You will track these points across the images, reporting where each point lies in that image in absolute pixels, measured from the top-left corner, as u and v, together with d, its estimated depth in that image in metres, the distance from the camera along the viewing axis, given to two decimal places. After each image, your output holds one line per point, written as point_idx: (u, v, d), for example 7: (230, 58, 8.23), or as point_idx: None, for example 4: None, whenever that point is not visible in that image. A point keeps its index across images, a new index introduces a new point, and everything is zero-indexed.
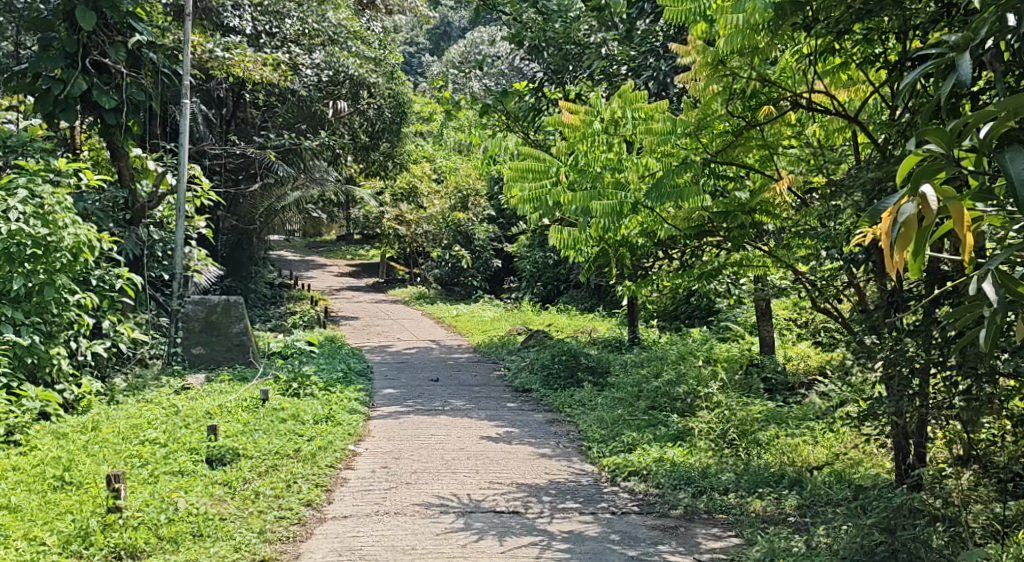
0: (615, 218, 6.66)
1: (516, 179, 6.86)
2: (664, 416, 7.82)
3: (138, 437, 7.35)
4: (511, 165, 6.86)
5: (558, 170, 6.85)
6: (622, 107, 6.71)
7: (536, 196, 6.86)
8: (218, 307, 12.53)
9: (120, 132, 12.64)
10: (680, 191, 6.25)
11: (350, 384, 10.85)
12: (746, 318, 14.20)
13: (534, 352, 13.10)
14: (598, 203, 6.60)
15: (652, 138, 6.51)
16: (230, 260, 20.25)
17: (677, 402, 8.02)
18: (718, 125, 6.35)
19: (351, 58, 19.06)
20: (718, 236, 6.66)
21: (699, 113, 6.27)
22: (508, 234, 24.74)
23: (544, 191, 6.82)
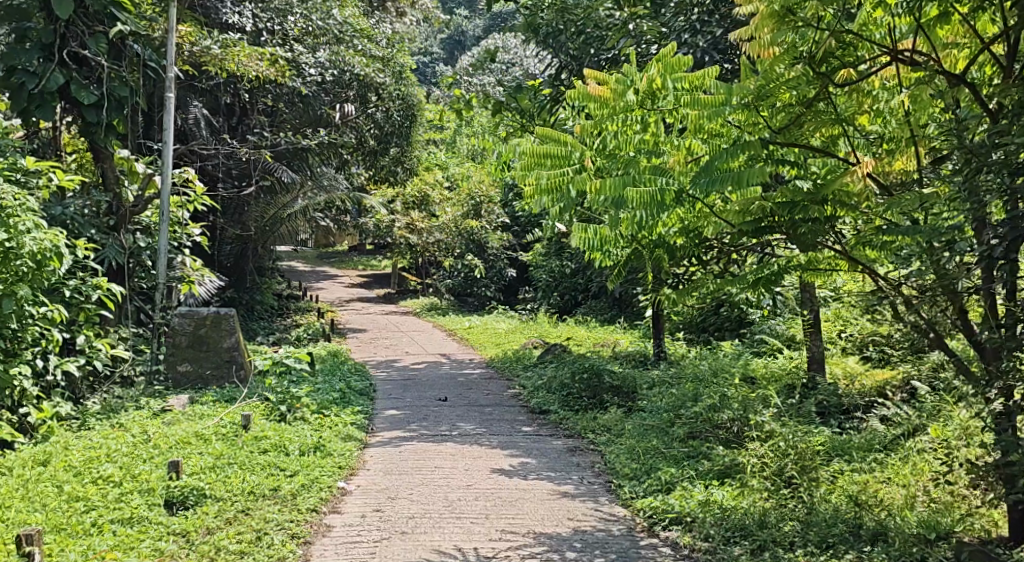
0: (656, 210, 5.66)
1: (534, 165, 6.38)
2: (707, 448, 6.75)
3: (91, 475, 6.30)
4: (528, 150, 6.40)
5: (582, 155, 6.32)
6: (662, 76, 6.00)
7: (556, 182, 6.17)
8: (207, 319, 11.35)
9: (102, 131, 11.53)
10: (736, 174, 5.30)
11: (349, 405, 9.77)
12: (783, 331, 13.10)
13: (552, 367, 12.05)
14: (634, 189, 5.62)
15: (702, 109, 5.67)
16: (235, 271, 19.07)
17: (721, 431, 6.94)
18: (782, 96, 5.41)
19: (357, 56, 18.07)
20: (779, 234, 5.56)
21: (760, 80, 5.38)
22: (524, 242, 23.69)
23: (565, 178, 6.14)
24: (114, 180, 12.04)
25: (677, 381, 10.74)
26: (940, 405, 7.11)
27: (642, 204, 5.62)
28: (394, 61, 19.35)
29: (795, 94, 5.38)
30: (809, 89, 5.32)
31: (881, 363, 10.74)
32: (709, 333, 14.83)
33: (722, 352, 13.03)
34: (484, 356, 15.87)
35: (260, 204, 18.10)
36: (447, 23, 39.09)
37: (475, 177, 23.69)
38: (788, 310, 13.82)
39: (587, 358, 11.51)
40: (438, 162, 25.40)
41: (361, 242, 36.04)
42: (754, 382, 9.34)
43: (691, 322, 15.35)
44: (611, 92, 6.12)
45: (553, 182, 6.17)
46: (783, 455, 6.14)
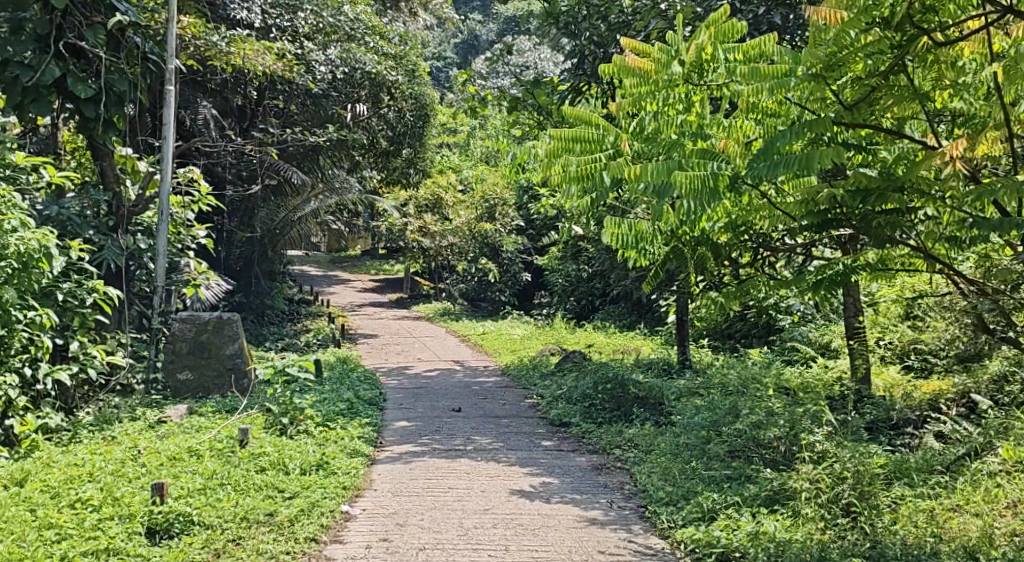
0: (710, 198, 5.14)
1: (562, 150, 5.79)
2: (754, 470, 6.17)
3: (68, 497, 5.70)
4: (555, 133, 5.81)
5: (616, 141, 5.72)
6: (713, 44, 5.49)
7: (589, 171, 5.61)
8: (209, 324, 10.71)
9: (101, 126, 10.88)
10: (804, 156, 4.76)
11: (354, 417, 9.10)
12: (815, 339, 12.50)
13: (572, 376, 11.45)
14: (680, 173, 5.08)
15: (760, 84, 5.18)
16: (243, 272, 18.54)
17: (769, 451, 6.35)
18: (856, 66, 5.06)
19: (368, 54, 17.49)
20: (847, 224, 5.28)
21: (831, 48, 4.99)
22: (539, 246, 23.09)
23: (599, 165, 5.58)
24: (115, 178, 11.45)
25: (707, 393, 10.09)
26: (1003, 421, 6.48)
27: (692, 192, 5.11)
28: (407, 59, 18.73)
29: (868, 64, 5.07)
30: (885, 59, 5.03)
31: (922, 374, 10.09)
32: (736, 341, 14.17)
33: (751, 361, 12.36)
34: (499, 363, 15.27)
35: (272, 206, 17.75)
36: (461, 26, 38.36)
37: (490, 179, 23.06)
38: (820, 317, 13.15)
39: (610, 367, 10.87)
40: (451, 165, 24.77)
41: (373, 247, 35.35)
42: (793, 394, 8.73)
43: (716, 329, 14.70)
44: (652, 67, 5.57)
45: (584, 169, 5.60)
46: (840, 480, 5.57)
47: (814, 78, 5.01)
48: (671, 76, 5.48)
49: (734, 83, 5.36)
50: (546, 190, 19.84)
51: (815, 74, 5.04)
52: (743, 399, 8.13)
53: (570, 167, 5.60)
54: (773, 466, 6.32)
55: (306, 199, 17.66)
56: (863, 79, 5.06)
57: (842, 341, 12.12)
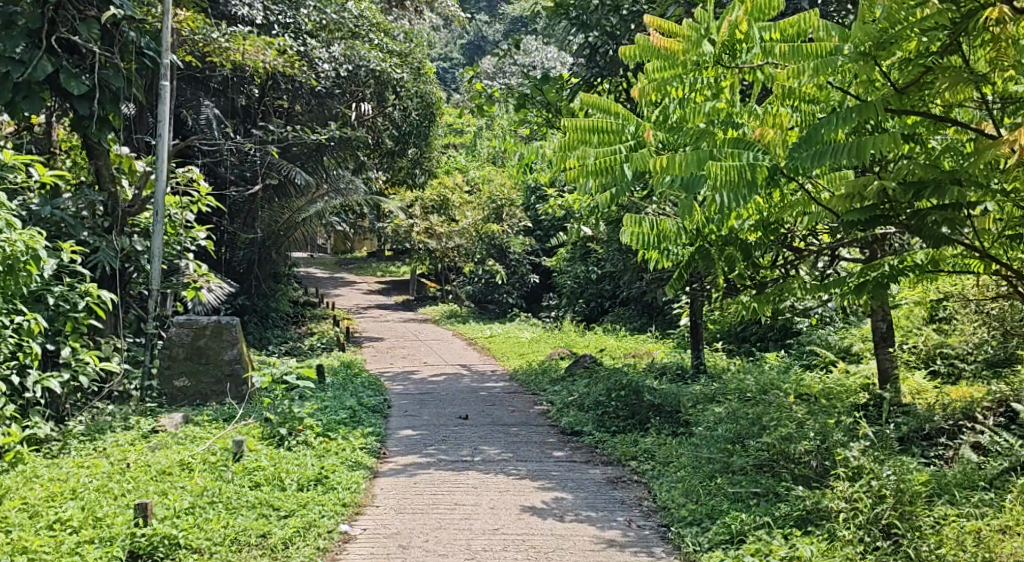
0: (747, 191, 5.25)
1: (582, 142, 5.99)
2: (787, 488, 5.86)
3: (48, 517, 5.40)
4: (573, 122, 5.98)
5: (638, 129, 5.91)
6: (747, 25, 5.62)
7: (613, 166, 5.82)
8: (207, 328, 10.35)
9: (95, 124, 10.44)
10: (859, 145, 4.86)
11: (358, 426, 8.69)
12: (834, 342, 12.11)
13: (584, 381, 11.07)
14: (715, 163, 5.22)
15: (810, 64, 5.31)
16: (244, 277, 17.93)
17: (802, 469, 6.03)
18: (910, 47, 5.07)
19: (373, 51, 17.10)
20: (894, 217, 5.43)
21: (885, 32, 5.02)
22: (548, 248, 22.70)
23: (619, 158, 5.81)
24: (110, 179, 11.02)
25: (725, 401, 9.67)
26: None
27: (729, 184, 5.25)
28: (413, 56, 18.32)
29: (923, 43, 5.06)
30: (942, 36, 5.00)
31: (949, 380, 9.68)
32: (753, 345, 13.75)
33: (769, 367, 11.95)
34: (507, 367, 14.87)
35: (277, 207, 17.27)
36: (466, 26, 37.88)
37: (497, 180, 22.66)
38: (839, 320, 12.75)
39: (623, 373, 10.45)
40: (458, 165, 24.36)
41: (379, 248, 34.90)
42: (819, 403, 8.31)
43: (731, 332, 14.29)
44: (680, 47, 5.70)
45: (601, 163, 5.83)
46: (879, 500, 5.35)
47: (866, 62, 5.02)
48: (702, 55, 5.65)
49: (769, 64, 5.47)
50: (555, 190, 19.43)
51: (864, 53, 5.09)
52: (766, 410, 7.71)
53: (588, 163, 5.83)
54: (805, 484, 5.96)
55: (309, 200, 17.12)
56: (917, 59, 5.03)
57: (863, 345, 11.70)
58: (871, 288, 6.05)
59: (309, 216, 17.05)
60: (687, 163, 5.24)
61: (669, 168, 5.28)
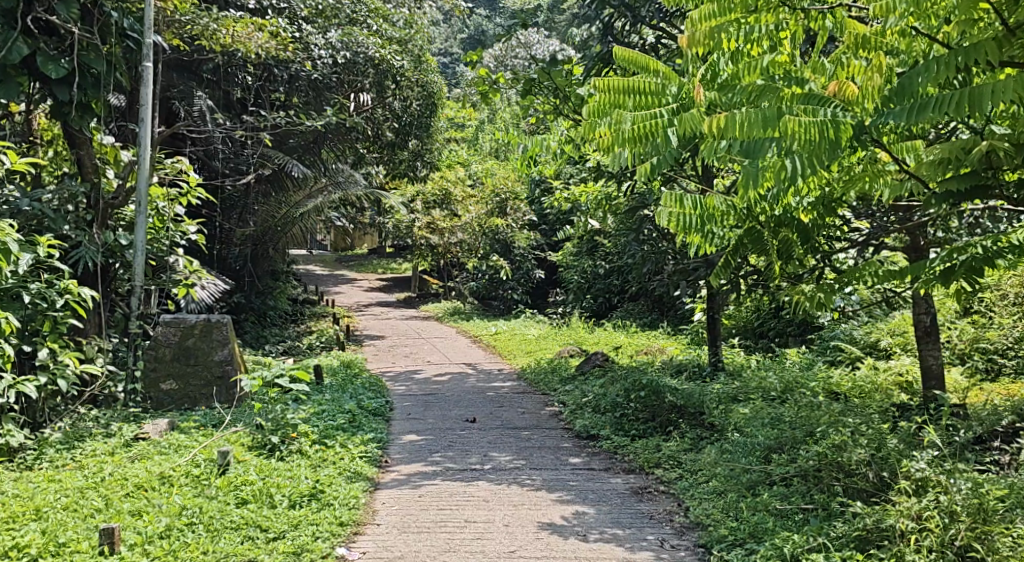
0: (831, 151, 4.85)
1: (616, 104, 5.59)
2: (840, 507, 5.54)
3: (4, 543, 4.90)
4: (605, 82, 5.55)
5: (678, 89, 5.49)
6: None
7: (655, 131, 5.28)
8: (196, 327, 9.74)
9: (75, 111, 9.82)
10: (965, 96, 4.47)
11: (356, 431, 8.08)
12: (858, 337, 11.52)
13: (597, 381, 10.47)
14: (791, 120, 4.80)
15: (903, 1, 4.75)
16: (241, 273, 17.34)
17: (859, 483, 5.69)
18: None
19: (371, 37, 16.45)
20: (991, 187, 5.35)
21: None
22: (554, 242, 22.09)
23: (662, 123, 5.30)
24: (93, 169, 10.40)
25: (751, 401, 9.06)
26: None
27: (805, 144, 4.83)
28: (413, 44, 17.69)
29: None
30: None
31: (989, 376, 9.10)
32: (772, 341, 13.13)
33: (791, 364, 11.33)
34: (514, 366, 14.25)
35: (274, 201, 16.69)
36: (464, 20, 37.17)
37: (499, 173, 22.01)
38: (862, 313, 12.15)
39: (640, 371, 9.82)
40: (460, 159, 23.71)
41: (379, 245, 34.26)
42: (856, 405, 7.77)
43: (747, 327, 13.67)
44: None
45: (640, 128, 5.29)
46: (954, 519, 5.05)
47: (968, 2, 4.59)
48: None
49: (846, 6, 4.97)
50: (561, 182, 18.80)
51: None
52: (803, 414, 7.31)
53: (626, 128, 5.28)
54: (863, 499, 5.62)
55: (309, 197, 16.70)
56: None
57: (892, 340, 11.07)
58: (961, 272, 5.82)
59: (307, 211, 16.51)
60: (752, 123, 4.86)
61: (732, 129, 4.90)
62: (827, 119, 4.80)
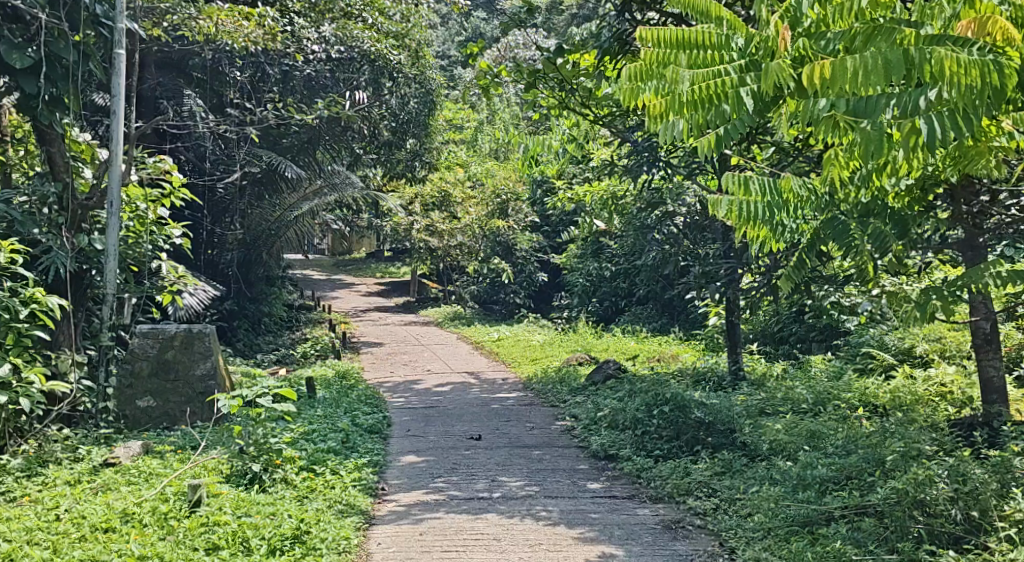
0: (989, 101, 4.17)
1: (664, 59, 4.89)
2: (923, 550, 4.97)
3: None
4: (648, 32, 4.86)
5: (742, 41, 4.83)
6: None
7: (725, 93, 4.64)
8: (176, 339, 9.00)
9: (44, 105, 9.01)
10: None
11: (351, 454, 7.30)
12: (889, 343, 10.76)
13: (611, 393, 9.70)
14: (942, 60, 4.11)
15: None
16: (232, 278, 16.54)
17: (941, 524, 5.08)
18: None
19: (365, 30, 15.70)
20: None
21: None
22: (557, 244, 21.30)
23: (730, 83, 4.63)
24: (66, 167, 9.50)
25: (784, 417, 8.27)
26: None
27: (961, 89, 4.13)
28: (410, 38, 16.92)
29: None
30: None
31: None
32: (795, 347, 12.32)
33: (820, 373, 10.53)
34: (520, 374, 13.43)
35: (267, 206, 16.00)
36: (461, 18, 36.27)
37: (500, 173, 21.22)
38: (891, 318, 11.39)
39: (660, 382, 9.05)
40: (460, 159, 22.89)
41: (378, 249, 33.44)
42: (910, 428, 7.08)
43: (766, 332, 12.87)
44: None
45: (700, 89, 4.67)
46: None
47: None
48: None
49: None
50: (564, 182, 18.03)
51: None
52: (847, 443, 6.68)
53: (685, 89, 4.65)
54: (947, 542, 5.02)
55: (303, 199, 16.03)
56: None
57: (927, 346, 10.28)
58: None
59: (302, 214, 15.92)
60: (870, 71, 4.16)
61: (841, 79, 4.21)
62: (985, 62, 4.07)
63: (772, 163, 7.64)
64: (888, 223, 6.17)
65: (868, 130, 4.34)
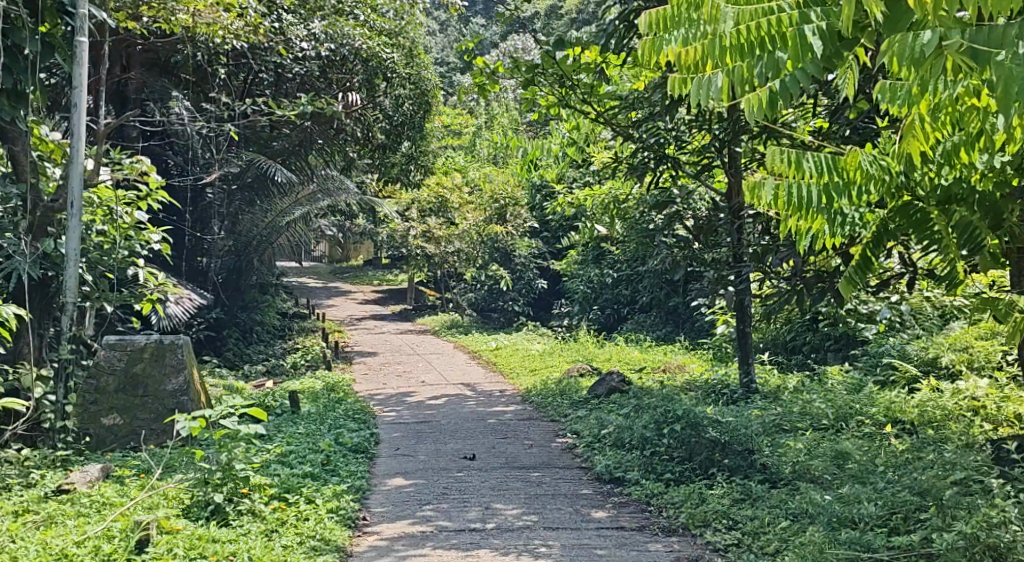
0: None
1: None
2: None
3: None
4: None
5: None
6: None
7: (782, 34, 4.03)
8: (146, 351, 8.35)
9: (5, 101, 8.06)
10: None
11: (331, 478, 6.64)
12: (911, 353, 10.11)
13: (617, 408, 9.03)
14: None
15: None
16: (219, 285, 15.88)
17: None
18: None
19: (357, 28, 15.07)
20: None
21: None
22: (557, 249, 20.62)
23: (788, 19, 4.02)
24: (31, 167, 8.69)
25: (807, 435, 7.60)
26: None
27: None
28: (404, 37, 16.25)
29: None
30: None
31: None
32: (810, 358, 11.65)
33: (838, 385, 9.86)
34: (518, 386, 12.75)
35: (258, 210, 15.24)
36: (460, 23, 35.56)
37: (498, 178, 20.57)
38: (913, 326, 10.73)
39: (670, 396, 8.39)
40: (458, 165, 22.22)
41: (376, 256, 32.75)
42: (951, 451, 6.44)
43: (778, 341, 12.21)
44: None
45: (745, 33, 4.07)
46: None
47: None
48: None
49: None
50: (564, 186, 17.37)
51: None
52: (887, 479, 6.06)
53: (731, 29, 4.04)
54: None
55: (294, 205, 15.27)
56: None
57: (954, 357, 9.60)
58: None
59: (292, 221, 15.16)
60: None
61: None
62: None
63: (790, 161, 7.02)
64: (977, 211, 5.07)
65: (1006, 65, 3.51)
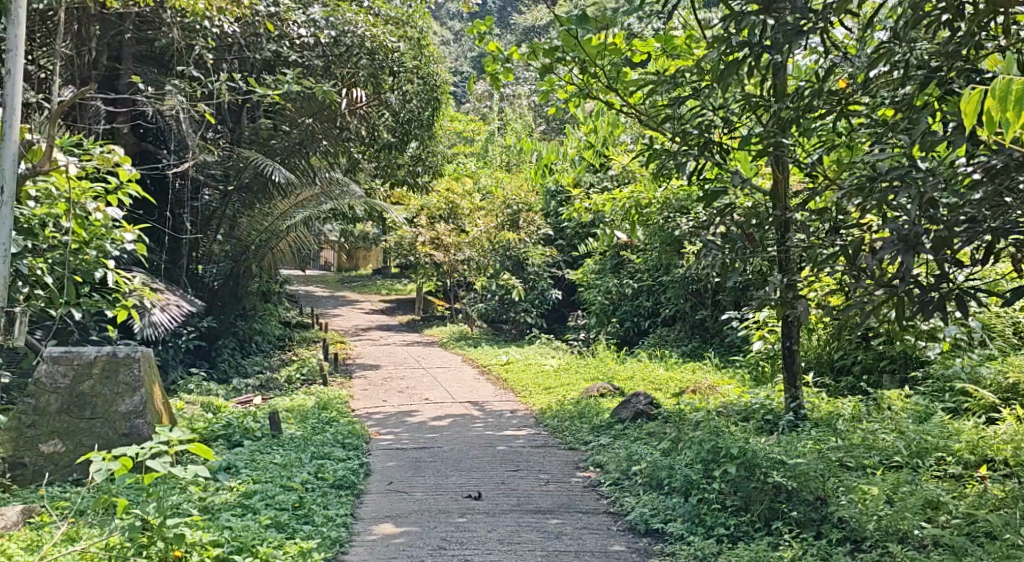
0: None
1: None
2: None
3: None
4: None
5: None
6: None
7: None
8: (95, 366, 7.10)
9: None
10: None
11: (305, 530, 5.40)
12: (987, 376, 8.83)
13: (649, 440, 7.76)
14: None
15: None
16: (215, 297, 14.27)
17: None
18: None
19: (360, 14, 13.85)
20: None
21: None
22: (573, 258, 19.33)
23: None
24: None
25: (883, 477, 6.30)
26: None
27: None
28: (411, 26, 14.94)
29: None
30: None
31: None
32: (861, 380, 10.33)
33: (902, 413, 8.58)
34: (531, 406, 11.44)
35: (257, 211, 13.84)
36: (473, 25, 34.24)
37: (512, 183, 19.21)
38: (982, 346, 9.44)
39: (714, 427, 7.12)
40: (468, 170, 20.89)
41: (383, 265, 31.49)
42: None
43: (823, 361, 10.90)
44: None
45: None
46: None
47: None
48: None
49: None
50: (580, 190, 16.03)
51: None
52: (1006, 551, 4.85)
53: None
54: None
55: (298, 207, 13.79)
56: None
57: None
58: None
59: (296, 224, 13.66)
60: None
61: None
62: None
63: (876, 159, 5.71)
64: None
65: None
